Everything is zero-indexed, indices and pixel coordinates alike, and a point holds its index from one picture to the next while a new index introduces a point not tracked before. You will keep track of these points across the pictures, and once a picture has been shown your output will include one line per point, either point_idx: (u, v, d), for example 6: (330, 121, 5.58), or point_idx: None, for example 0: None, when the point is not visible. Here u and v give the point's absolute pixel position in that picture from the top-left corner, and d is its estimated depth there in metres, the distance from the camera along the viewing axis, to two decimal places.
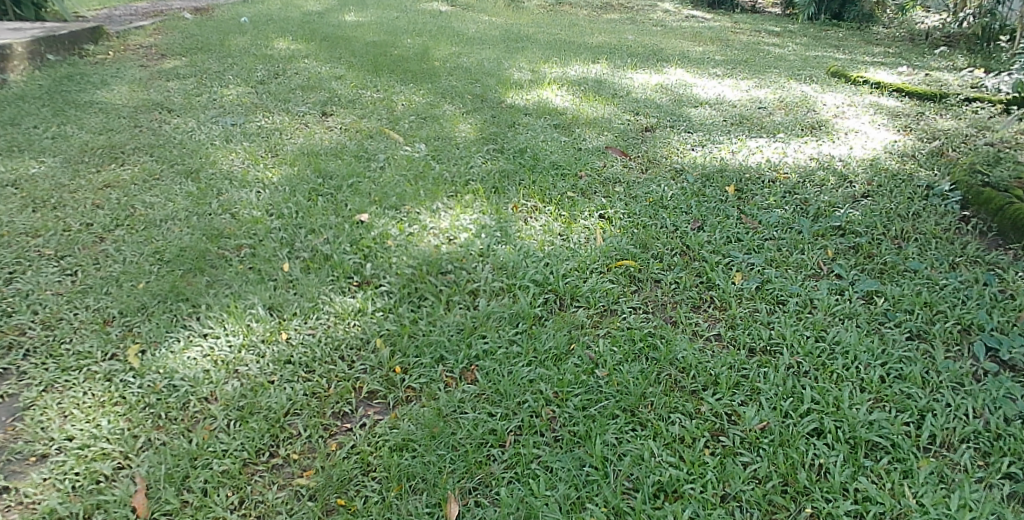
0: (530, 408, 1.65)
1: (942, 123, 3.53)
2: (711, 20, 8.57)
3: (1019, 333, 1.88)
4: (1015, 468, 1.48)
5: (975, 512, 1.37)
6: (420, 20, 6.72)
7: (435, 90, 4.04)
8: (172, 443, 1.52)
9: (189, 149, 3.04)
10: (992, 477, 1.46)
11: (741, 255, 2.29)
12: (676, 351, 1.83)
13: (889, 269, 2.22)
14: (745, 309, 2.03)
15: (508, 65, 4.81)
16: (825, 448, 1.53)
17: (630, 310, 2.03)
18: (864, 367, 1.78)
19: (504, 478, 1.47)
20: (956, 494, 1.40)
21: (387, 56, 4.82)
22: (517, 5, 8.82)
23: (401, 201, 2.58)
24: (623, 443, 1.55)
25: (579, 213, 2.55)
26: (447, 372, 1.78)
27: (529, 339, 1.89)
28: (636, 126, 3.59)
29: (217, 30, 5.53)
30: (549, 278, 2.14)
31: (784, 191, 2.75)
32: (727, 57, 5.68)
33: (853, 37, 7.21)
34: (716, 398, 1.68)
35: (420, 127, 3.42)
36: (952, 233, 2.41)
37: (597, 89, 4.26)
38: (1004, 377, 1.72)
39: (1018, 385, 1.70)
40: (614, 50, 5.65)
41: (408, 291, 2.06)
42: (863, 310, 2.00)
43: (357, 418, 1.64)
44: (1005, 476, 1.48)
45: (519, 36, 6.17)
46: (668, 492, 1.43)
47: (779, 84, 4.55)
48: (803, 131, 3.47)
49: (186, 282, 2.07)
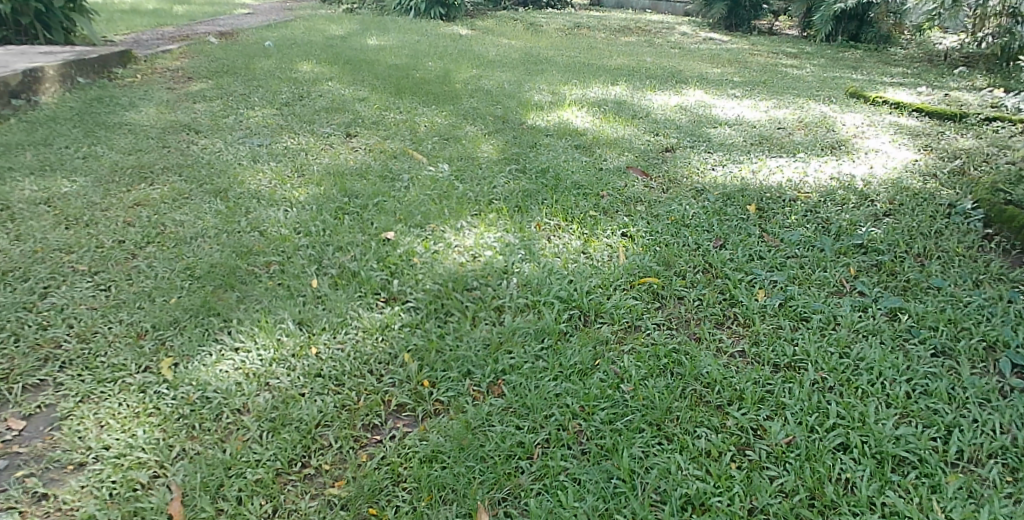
0: (556, 422, 1.67)
1: (964, 142, 3.54)
2: (727, 42, 8.65)
3: None
4: None
5: None
6: (441, 43, 6.86)
7: (456, 112, 4.12)
8: (207, 453, 1.56)
9: (218, 169, 3.13)
10: (1020, 492, 1.47)
11: (764, 272, 2.31)
12: (701, 366, 1.85)
13: (913, 287, 2.23)
14: (769, 327, 2.04)
15: (529, 87, 4.90)
16: (852, 463, 1.55)
17: (654, 326, 2.05)
18: (890, 383, 1.79)
19: (533, 489, 1.48)
20: (984, 509, 1.42)
21: (409, 79, 4.93)
22: (535, 29, 8.96)
23: (426, 220, 2.63)
24: (650, 456, 1.57)
25: (601, 232, 2.59)
26: (474, 386, 1.81)
27: (555, 355, 1.91)
28: (657, 146, 3.62)
29: (243, 54, 5.68)
30: (573, 294, 2.17)
31: (805, 210, 2.77)
32: (745, 78, 5.73)
33: (869, 58, 7.25)
34: (742, 413, 1.71)
35: (443, 147, 3.49)
36: (975, 251, 2.43)
37: (616, 109, 4.32)
38: None
39: None
40: (632, 72, 5.72)
41: (435, 307, 2.10)
42: (887, 327, 2.02)
43: (387, 430, 1.67)
44: None
45: (539, 59, 6.28)
46: (696, 505, 1.45)
47: (798, 105, 4.57)
48: (824, 151, 3.49)
49: (217, 297, 2.13)
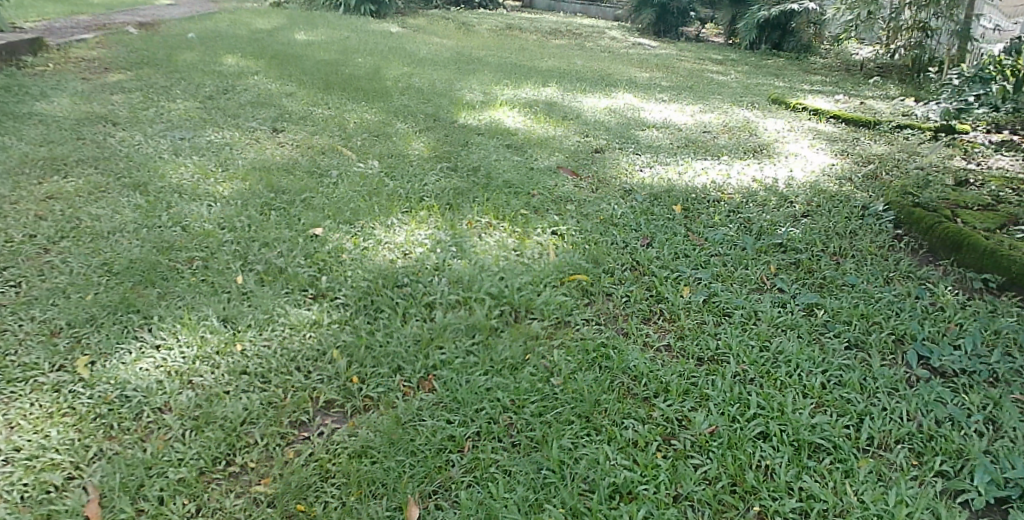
0: (487, 415, 1.69)
1: (876, 148, 3.76)
2: (656, 48, 8.91)
3: (948, 343, 2.04)
4: (946, 467, 1.59)
5: (911, 507, 1.47)
6: (371, 40, 6.82)
7: (387, 109, 4.12)
8: (126, 453, 1.51)
9: (137, 162, 3.03)
10: (925, 475, 1.57)
11: (689, 270, 2.40)
12: (628, 360, 1.92)
13: (829, 283, 2.37)
14: (693, 322, 2.13)
15: (460, 86, 4.93)
16: (771, 450, 1.63)
17: (583, 322, 2.11)
18: (806, 375, 1.90)
19: (464, 481, 1.50)
20: (893, 491, 1.50)
21: (338, 75, 4.89)
22: (468, 29, 9.01)
23: (356, 217, 2.63)
24: (579, 447, 1.62)
25: (532, 230, 2.64)
26: (404, 382, 1.81)
27: (486, 350, 1.94)
28: (587, 147, 3.71)
29: (164, 46, 5.51)
30: (504, 291, 2.20)
31: (728, 210, 2.89)
32: (672, 83, 5.92)
33: (791, 66, 7.60)
34: (667, 404, 1.78)
35: (373, 144, 3.49)
36: (887, 250, 2.60)
37: (547, 111, 4.40)
38: (934, 383, 1.86)
39: (947, 390, 1.84)
40: (563, 75, 5.84)
41: (364, 304, 2.11)
42: (804, 322, 2.14)
43: (314, 426, 1.65)
44: (937, 474, 1.58)
45: (471, 58, 6.33)
46: (623, 493, 1.50)
47: (723, 110, 4.76)
48: (746, 154, 3.65)
49: (137, 293, 2.08)
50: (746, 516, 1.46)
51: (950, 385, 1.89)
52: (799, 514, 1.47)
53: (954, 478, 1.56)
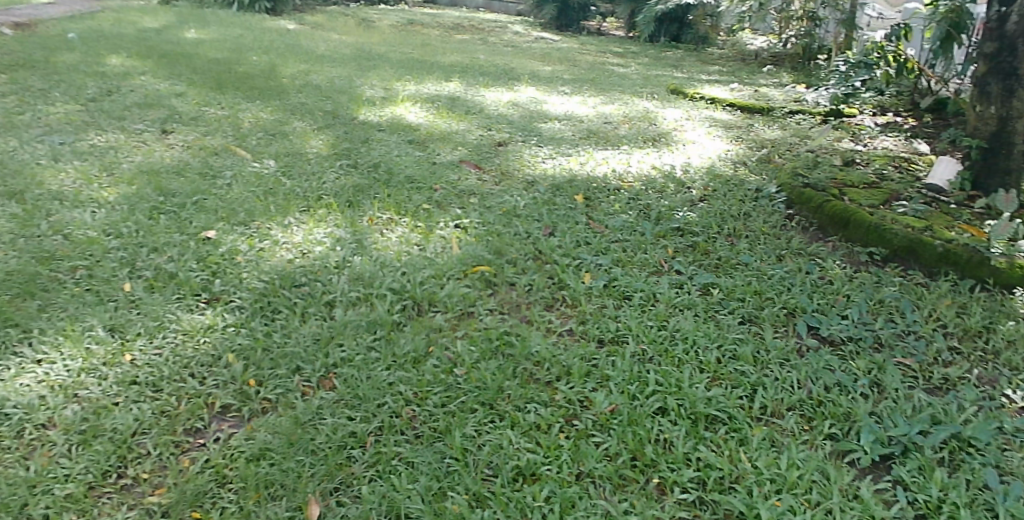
0: (389, 409, 1.71)
1: (769, 133, 3.98)
2: (559, 41, 9.07)
3: (836, 313, 2.21)
4: (834, 430, 1.71)
5: (802, 469, 1.57)
6: (267, 38, 6.65)
7: (284, 107, 4.04)
8: (7, 473, 1.45)
9: (10, 169, 2.87)
10: (815, 438, 1.69)
11: (590, 256, 2.49)
12: (531, 345, 1.98)
13: (724, 263, 2.50)
14: (595, 306, 2.21)
15: (361, 83, 4.89)
16: (669, 425, 1.72)
17: (486, 312, 2.16)
18: (703, 350, 2.01)
19: (366, 476, 1.51)
20: (785, 455, 1.61)
21: (232, 74, 4.76)
22: (370, 25, 8.91)
23: (251, 217, 2.59)
24: (483, 434, 1.66)
25: (435, 223, 2.67)
26: (304, 381, 1.81)
27: (388, 345, 1.95)
28: (489, 141, 3.76)
29: (38, 46, 5.19)
30: (406, 285, 2.23)
31: (628, 198, 3.00)
32: (574, 75, 6.06)
33: (689, 57, 7.90)
34: (569, 387, 1.85)
35: (269, 143, 3.43)
36: (779, 229, 2.78)
37: (449, 105, 4.43)
38: (823, 352, 2.01)
39: (834, 357, 1.99)
40: (466, 69, 5.87)
41: (261, 305, 2.08)
42: (700, 301, 2.26)
43: (210, 432, 1.63)
44: (827, 437, 1.71)
45: (371, 55, 6.27)
46: (526, 475, 1.55)
47: (624, 101, 4.91)
48: (646, 143, 3.79)
49: (14, 307, 1.97)
50: (645, 488, 1.53)
51: (838, 352, 2.05)
52: (696, 483, 1.55)
53: (841, 439, 1.68)
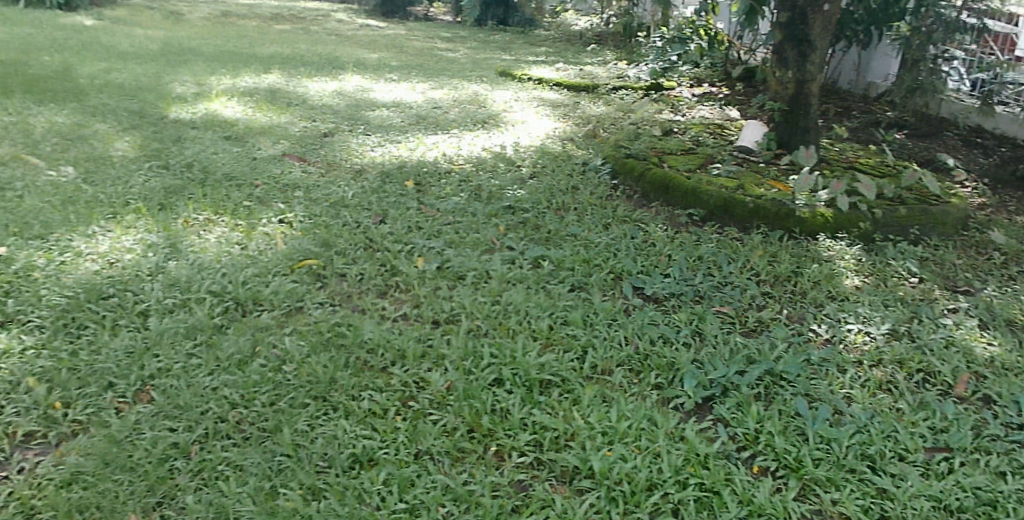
0: (214, 415, 1.68)
1: (593, 109, 4.25)
2: (386, 28, 9.00)
3: (659, 273, 2.44)
4: (660, 379, 1.89)
5: (631, 419, 1.69)
6: (56, 35, 6.04)
7: (81, 109, 3.74)
8: None
9: None
10: (643, 390, 1.84)
11: (422, 240, 2.56)
12: (363, 333, 2.03)
13: (554, 235, 2.67)
14: (427, 289, 2.29)
15: (170, 80, 4.61)
16: (505, 394, 1.81)
17: (316, 306, 2.17)
18: (534, 319, 2.15)
19: (191, 486, 1.46)
20: (614, 409, 1.72)
21: (14, 75, 4.30)
22: (179, 18, 8.33)
23: (48, 229, 2.40)
24: (316, 428, 1.67)
25: (258, 221, 2.63)
26: (118, 397, 1.73)
27: (210, 350, 1.92)
28: (315, 132, 3.71)
29: None
30: (227, 287, 2.19)
31: (458, 180, 3.11)
32: (402, 62, 6.07)
33: (518, 39, 8.17)
34: (404, 370, 1.90)
35: (65, 148, 3.17)
36: (605, 200, 3.01)
37: (270, 98, 4.30)
38: (647, 309, 2.23)
39: (657, 313, 2.21)
40: (288, 60, 5.70)
41: (64, 323, 1.96)
42: (531, 274, 2.40)
43: (13, 463, 1.50)
44: (655, 387, 1.87)
45: (181, 49, 5.89)
46: (363, 462, 1.56)
47: (453, 85, 5.01)
48: (475, 125, 3.91)
49: None
50: (484, 456, 1.58)
51: (660, 307, 2.27)
52: (533, 446, 1.62)
53: (666, 387, 1.85)
